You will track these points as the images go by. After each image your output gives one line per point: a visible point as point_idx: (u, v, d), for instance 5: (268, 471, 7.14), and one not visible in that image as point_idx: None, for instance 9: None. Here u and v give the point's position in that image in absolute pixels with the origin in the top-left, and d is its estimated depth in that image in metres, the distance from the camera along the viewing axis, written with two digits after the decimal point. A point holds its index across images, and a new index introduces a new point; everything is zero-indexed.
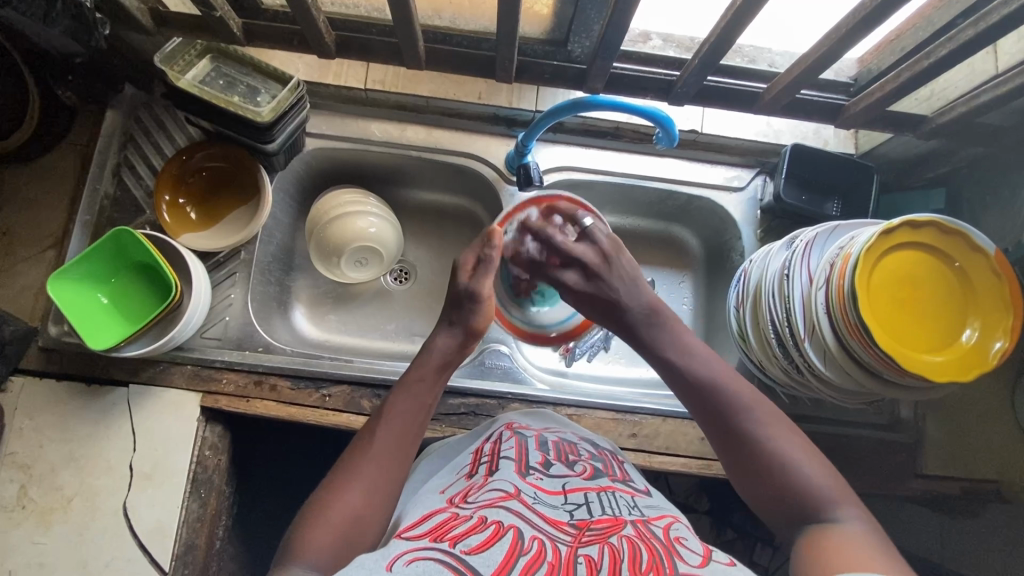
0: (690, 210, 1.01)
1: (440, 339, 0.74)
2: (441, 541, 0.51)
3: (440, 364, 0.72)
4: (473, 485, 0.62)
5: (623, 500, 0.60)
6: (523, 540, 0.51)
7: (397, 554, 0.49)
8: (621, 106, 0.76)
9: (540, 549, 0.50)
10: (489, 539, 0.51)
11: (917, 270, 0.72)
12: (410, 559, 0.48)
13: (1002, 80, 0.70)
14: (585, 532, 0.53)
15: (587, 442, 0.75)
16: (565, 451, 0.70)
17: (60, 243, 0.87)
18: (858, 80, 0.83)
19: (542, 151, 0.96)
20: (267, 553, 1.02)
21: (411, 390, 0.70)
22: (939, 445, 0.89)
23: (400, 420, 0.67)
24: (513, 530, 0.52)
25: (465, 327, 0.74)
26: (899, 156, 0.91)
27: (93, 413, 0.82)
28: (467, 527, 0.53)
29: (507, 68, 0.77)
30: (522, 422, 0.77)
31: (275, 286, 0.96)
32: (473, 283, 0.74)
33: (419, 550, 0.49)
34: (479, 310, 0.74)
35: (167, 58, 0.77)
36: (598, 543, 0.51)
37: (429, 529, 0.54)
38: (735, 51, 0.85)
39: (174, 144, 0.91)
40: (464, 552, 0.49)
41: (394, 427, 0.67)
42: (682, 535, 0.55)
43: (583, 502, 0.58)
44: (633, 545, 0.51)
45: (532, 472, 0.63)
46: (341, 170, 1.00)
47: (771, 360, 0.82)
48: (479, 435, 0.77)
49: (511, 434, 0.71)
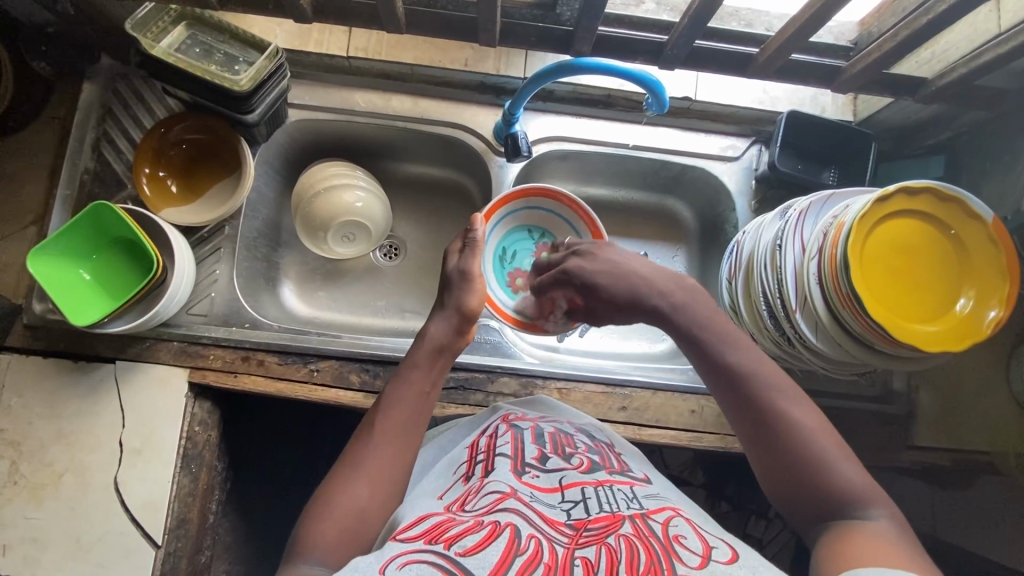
0: (683, 181, 0.99)
1: (434, 325, 0.71)
2: (435, 543, 0.49)
3: (436, 349, 0.69)
4: (469, 489, 0.59)
5: (622, 493, 0.58)
6: (519, 539, 0.49)
7: (391, 557, 0.47)
8: (609, 69, 0.73)
9: (536, 549, 0.48)
10: (484, 540, 0.49)
11: (911, 236, 0.70)
12: (403, 563, 0.46)
13: (1004, 39, 0.68)
14: (582, 533, 0.51)
15: (583, 434, 0.71)
16: (561, 444, 0.67)
17: (41, 219, 0.86)
18: (858, 43, 0.79)
19: (531, 120, 0.94)
20: (260, 529, 1.02)
21: (408, 379, 0.67)
22: (933, 416, 0.88)
23: (399, 409, 0.65)
24: (510, 529, 0.50)
25: (458, 310, 0.72)
26: (898, 122, 0.89)
27: (80, 390, 0.82)
28: (463, 529, 0.51)
29: (490, 31, 0.75)
30: (519, 414, 0.74)
31: (262, 263, 0.94)
32: (456, 264, 0.74)
33: (412, 552, 0.48)
34: (468, 289, 0.73)
35: (138, 25, 0.76)
36: (596, 544, 0.49)
37: (424, 531, 0.52)
38: (731, 15, 0.81)
39: (152, 117, 0.89)
40: (459, 555, 0.47)
41: (395, 418, 0.64)
42: (682, 534, 0.52)
43: (580, 499, 0.56)
44: (632, 545, 0.49)
45: (527, 470, 0.60)
46: (326, 143, 0.98)
47: (762, 333, 0.81)
48: (476, 427, 0.73)
49: (508, 428, 0.69)
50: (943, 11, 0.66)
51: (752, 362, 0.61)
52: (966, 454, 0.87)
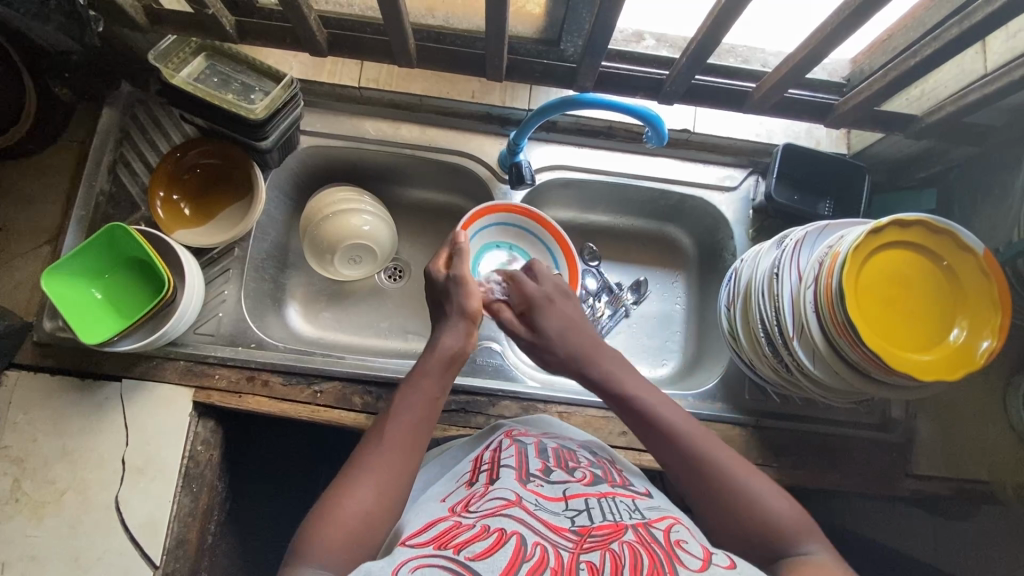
0: (683, 210, 1.01)
1: (445, 334, 0.72)
2: (444, 548, 0.50)
3: (447, 359, 0.70)
4: (473, 493, 0.60)
5: (624, 504, 0.59)
6: (526, 546, 0.50)
7: (403, 561, 0.48)
8: (609, 104, 0.77)
9: (542, 555, 0.49)
10: (492, 546, 0.50)
11: (904, 269, 0.72)
12: (415, 566, 0.47)
13: (989, 79, 0.71)
14: (586, 539, 0.52)
15: (585, 449, 0.73)
16: (564, 459, 0.68)
17: (55, 239, 0.88)
18: (851, 80, 0.83)
19: (535, 149, 0.97)
20: (257, 552, 1.01)
21: (416, 385, 0.68)
22: (929, 444, 0.89)
23: (409, 414, 0.66)
24: (516, 537, 0.51)
25: (462, 315, 0.73)
26: (892, 156, 0.92)
27: (87, 407, 0.83)
28: (470, 535, 0.52)
29: (497, 67, 0.78)
30: (521, 430, 0.75)
31: (269, 283, 0.96)
32: (450, 272, 0.75)
33: (424, 557, 0.49)
34: (462, 292, 0.74)
35: (161, 56, 0.79)
36: (600, 549, 0.50)
37: (433, 536, 0.53)
38: (728, 51, 0.85)
39: (168, 141, 0.92)
40: (468, 559, 0.48)
41: (403, 422, 0.65)
42: (683, 539, 0.53)
43: (584, 508, 0.57)
44: (635, 551, 0.50)
45: (532, 480, 0.61)
46: (336, 168, 1.01)
47: (761, 359, 0.83)
48: (479, 443, 0.74)
49: (511, 442, 0.70)
50: (930, 53, 0.68)
51: (679, 418, 0.66)
52: (964, 482, 0.87)
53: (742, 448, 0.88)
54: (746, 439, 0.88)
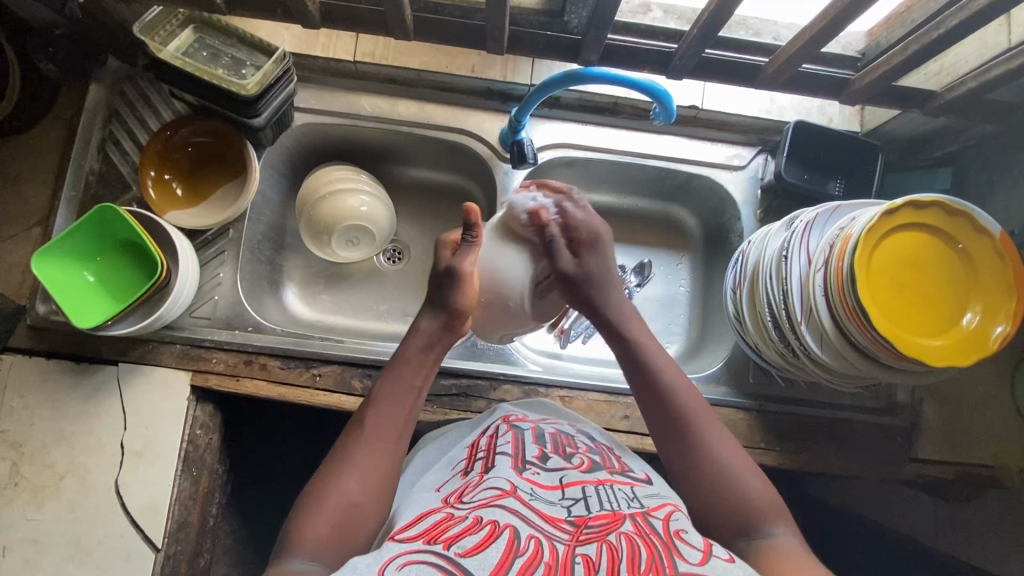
0: (689, 188, 0.99)
1: (423, 321, 0.69)
2: (435, 543, 0.49)
3: (427, 346, 0.68)
4: (468, 482, 0.60)
5: (622, 493, 0.57)
6: (519, 539, 0.49)
7: (390, 557, 0.47)
8: (620, 79, 0.74)
9: (536, 549, 0.48)
10: (485, 539, 0.49)
11: (919, 251, 0.70)
12: (403, 564, 0.46)
13: (1013, 53, 0.68)
14: (584, 530, 0.51)
15: (584, 435, 0.71)
16: (562, 444, 0.67)
17: (45, 220, 0.86)
18: (866, 54, 0.79)
19: (537, 127, 0.94)
20: (260, 532, 1.02)
21: (399, 374, 0.67)
22: (935, 428, 0.88)
23: (390, 404, 0.65)
24: (509, 530, 0.50)
25: (450, 309, 0.69)
26: (905, 133, 0.89)
27: (83, 391, 0.82)
28: (462, 528, 0.51)
29: (498, 40, 0.75)
30: (519, 415, 0.74)
31: (266, 266, 0.94)
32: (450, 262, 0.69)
33: (412, 553, 0.48)
34: (461, 290, 0.69)
35: (147, 29, 0.76)
36: (596, 541, 0.49)
37: (424, 530, 0.51)
38: (738, 23, 0.80)
39: (159, 118, 0.89)
40: (459, 555, 0.47)
41: (387, 413, 0.64)
42: (683, 528, 0.53)
43: (581, 497, 0.56)
44: (633, 543, 0.49)
45: (528, 468, 0.60)
46: (332, 147, 0.98)
47: (767, 344, 0.81)
48: (476, 427, 0.73)
49: (508, 427, 0.69)
50: (954, 25, 0.65)
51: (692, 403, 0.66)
52: (968, 466, 0.87)
53: (747, 432, 0.87)
54: (750, 424, 0.87)
